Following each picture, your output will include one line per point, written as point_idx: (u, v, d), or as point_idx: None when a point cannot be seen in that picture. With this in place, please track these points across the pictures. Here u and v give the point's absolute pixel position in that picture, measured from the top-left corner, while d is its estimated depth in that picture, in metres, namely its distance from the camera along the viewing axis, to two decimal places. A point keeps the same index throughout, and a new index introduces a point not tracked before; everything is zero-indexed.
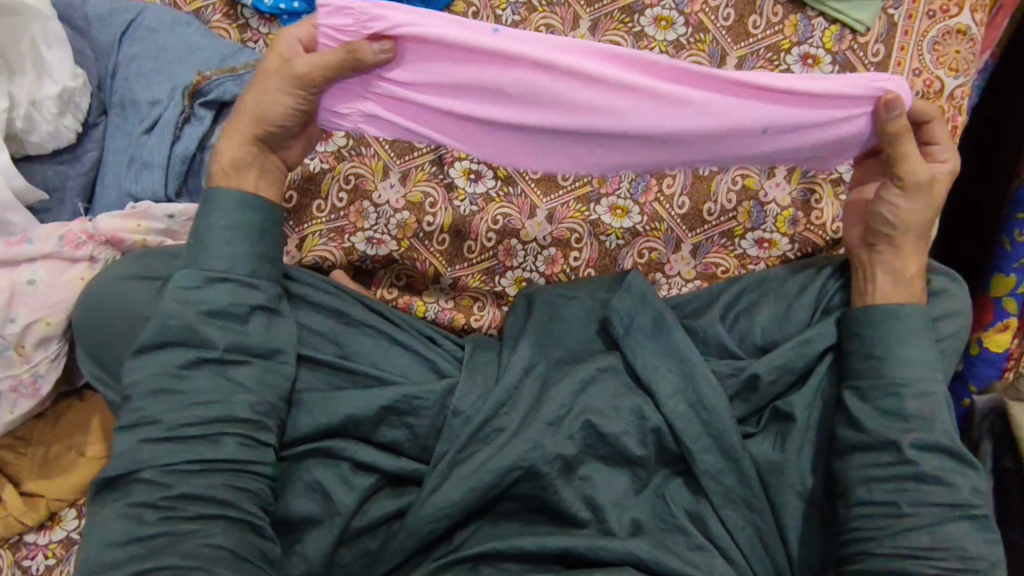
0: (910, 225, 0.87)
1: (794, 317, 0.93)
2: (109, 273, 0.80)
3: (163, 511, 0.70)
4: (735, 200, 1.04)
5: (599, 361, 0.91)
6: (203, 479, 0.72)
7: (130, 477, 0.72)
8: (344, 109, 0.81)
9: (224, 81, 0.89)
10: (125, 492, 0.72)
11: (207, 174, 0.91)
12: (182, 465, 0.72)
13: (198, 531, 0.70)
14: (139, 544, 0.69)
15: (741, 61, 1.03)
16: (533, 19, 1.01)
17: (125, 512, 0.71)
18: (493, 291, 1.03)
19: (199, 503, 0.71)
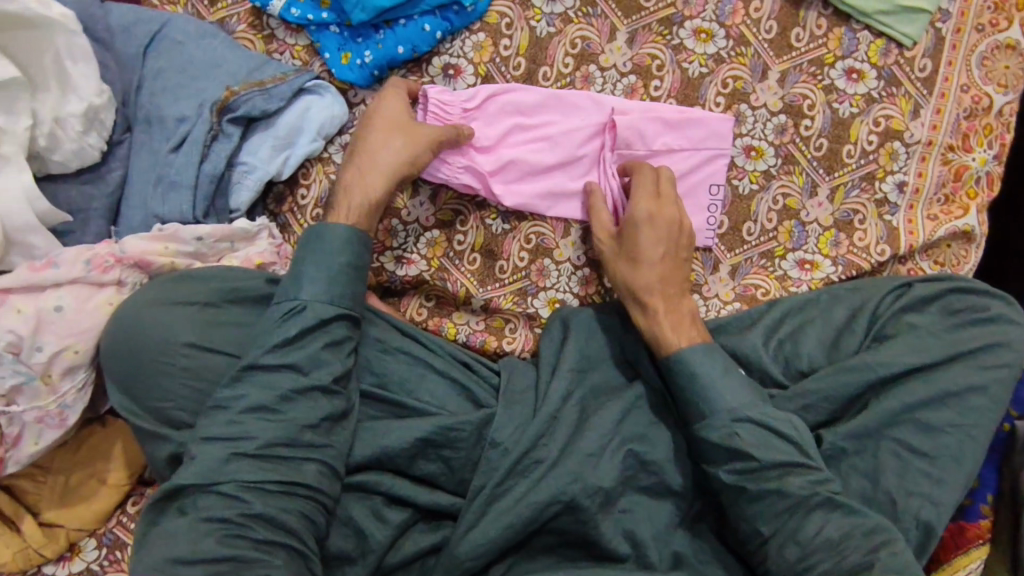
0: (631, 284, 0.89)
1: (844, 345, 0.88)
2: (140, 297, 0.76)
3: (234, 530, 0.66)
4: (776, 219, 1.01)
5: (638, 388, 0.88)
6: (279, 501, 0.68)
7: (205, 486, 0.68)
8: (444, 166, 0.95)
9: (252, 96, 0.87)
10: (193, 506, 0.68)
11: (234, 193, 0.88)
12: (265, 485, 0.68)
13: (262, 557, 0.66)
14: (199, 566, 0.64)
15: (784, 75, 1.00)
16: (568, 31, 0.98)
17: (195, 526, 0.66)
18: (525, 313, 0.99)
19: (270, 526, 0.67)
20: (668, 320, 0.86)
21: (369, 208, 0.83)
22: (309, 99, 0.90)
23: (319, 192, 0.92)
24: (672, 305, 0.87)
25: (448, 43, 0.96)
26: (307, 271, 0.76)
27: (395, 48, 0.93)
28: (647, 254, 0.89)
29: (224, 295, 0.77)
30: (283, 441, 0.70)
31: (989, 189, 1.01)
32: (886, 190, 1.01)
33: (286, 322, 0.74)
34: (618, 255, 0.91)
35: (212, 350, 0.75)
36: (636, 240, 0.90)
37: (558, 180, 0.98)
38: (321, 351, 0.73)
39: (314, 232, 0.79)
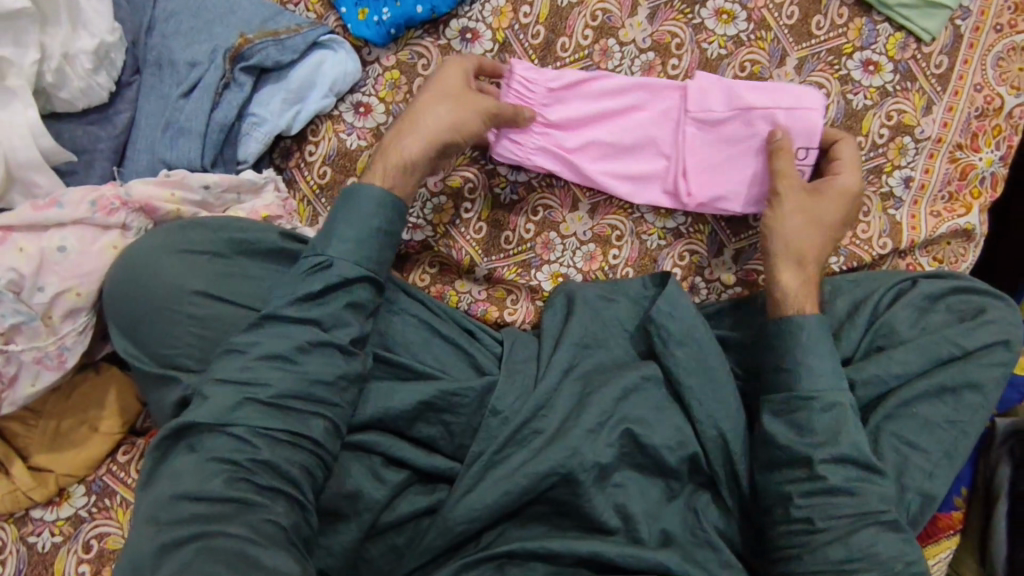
0: (796, 243, 0.87)
1: (845, 338, 0.89)
2: (151, 240, 0.75)
3: (240, 473, 0.66)
4: None
5: (638, 365, 0.88)
6: (285, 452, 0.68)
7: (216, 427, 0.68)
8: (519, 147, 0.95)
9: (266, 46, 0.85)
10: (202, 446, 0.68)
11: (242, 145, 0.87)
12: (275, 432, 0.68)
13: (265, 503, 0.66)
14: (202, 505, 0.64)
15: (801, 63, 0.99)
16: (589, 3, 0.96)
17: (202, 466, 0.66)
18: (528, 285, 0.99)
19: (274, 475, 0.67)
20: (801, 284, 0.85)
21: (403, 168, 0.82)
22: (322, 53, 0.88)
23: (327, 149, 0.93)
24: (808, 277, 0.86)
25: (468, 6, 0.95)
26: (340, 230, 0.76)
27: (414, 7, 0.90)
28: (821, 218, 0.88)
29: (233, 247, 0.76)
30: (297, 394, 0.70)
31: (993, 190, 1.02)
32: (893, 184, 1.02)
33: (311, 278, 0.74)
34: (791, 215, 0.88)
35: (218, 301, 0.74)
36: (823, 210, 0.88)
37: (632, 162, 0.98)
38: (339, 308, 0.74)
39: (351, 192, 0.79)
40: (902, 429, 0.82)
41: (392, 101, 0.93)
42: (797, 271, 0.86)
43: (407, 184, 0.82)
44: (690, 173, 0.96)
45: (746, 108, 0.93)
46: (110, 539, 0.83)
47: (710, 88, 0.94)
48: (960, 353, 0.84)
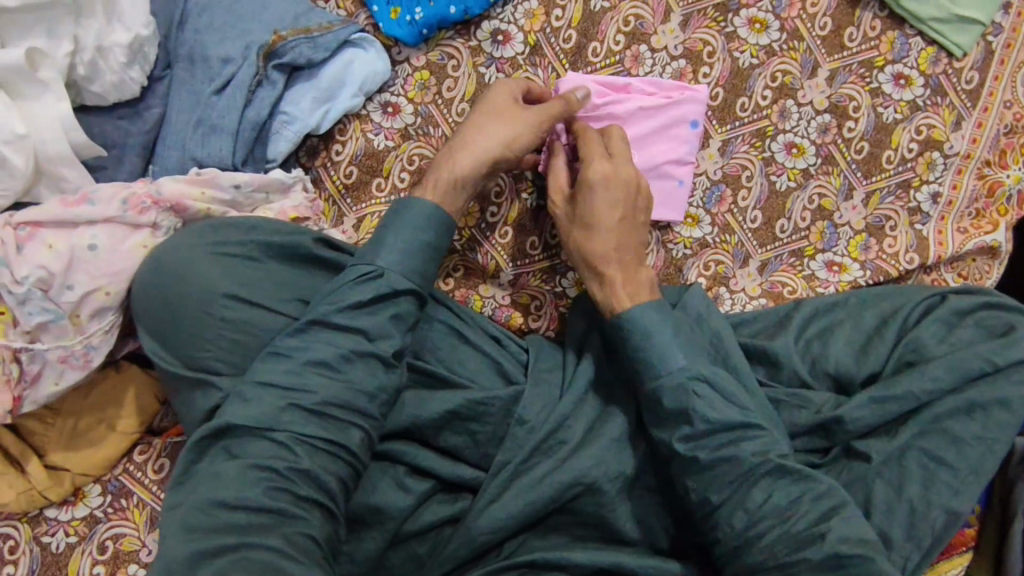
0: (585, 252, 0.86)
1: (873, 353, 0.88)
2: (190, 239, 0.73)
3: (278, 482, 0.65)
4: (809, 219, 1.01)
5: None
6: (324, 461, 0.67)
7: (256, 431, 0.66)
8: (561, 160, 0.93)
9: (298, 43, 0.84)
10: (241, 450, 0.66)
11: (272, 144, 0.85)
12: (314, 441, 0.67)
13: (301, 514, 0.65)
14: (239, 513, 0.64)
15: (833, 74, 0.99)
16: (622, 8, 0.96)
17: (242, 473, 0.65)
18: (553, 291, 0.98)
19: (311, 485, 0.66)
20: (622, 288, 0.83)
21: (453, 186, 0.82)
22: (353, 52, 0.88)
23: (354, 149, 0.92)
24: (631, 270, 0.85)
25: (500, 8, 0.94)
26: (389, 242, 0.76)
27: (447, 7, 0.89)
28: (594, 209, 0.86)
29: (266, 250, 0.75)
30: (338, 403, 0.69)
31: (1020, 208, 1.02)
32: (920, 200, 1.01)
33: (357, 289, 0.73)
34: (574, 220, 0.88)
35: (250, 305, 0.72)
36: (587, 207, 0.86)
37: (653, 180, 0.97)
38: (385, 320, 0.73)
39: (398, 206, 0.79)
40: (708, 408, 0.76)
41: (421, 102, 0.93)
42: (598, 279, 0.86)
43: (459, 201, 0.83)
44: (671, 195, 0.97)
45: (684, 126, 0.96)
46: (126, 540, 0.82)
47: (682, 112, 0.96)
48: (992, 370, 0.83)
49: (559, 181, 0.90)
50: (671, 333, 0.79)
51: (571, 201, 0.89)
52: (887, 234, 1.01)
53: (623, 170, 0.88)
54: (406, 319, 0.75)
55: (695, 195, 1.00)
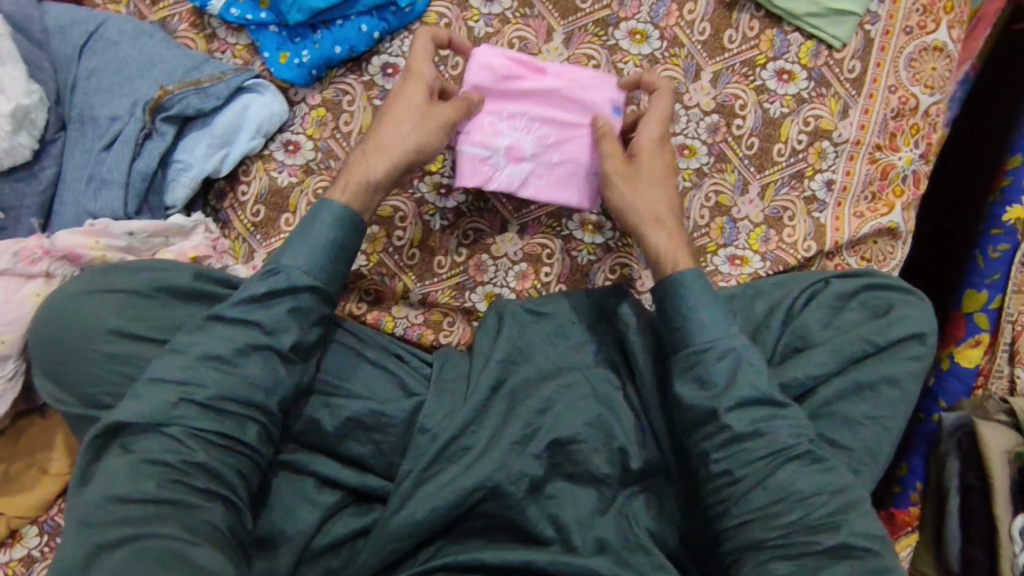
0: (654, 207, 0.90)
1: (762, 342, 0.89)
2: (78, 280, 0.79)
3: (174, 475, 0.70)
4: (708, 216, 1.04)
5: (567, 379, 0.92)
6: (220, 455, 0.72)
7: (150, 428, 0.71)
8: (472, 139, 0.95)
9: (187, 95, 0.90)
10: (133, 446, 0.71)
11: (169, 190, 0.92)
12: (208, 434, 0.72)
13: (200, 503, 0.69)
14: (138, 504, 0.68)
15: (716, 76, 1.03)
16: (506, 31, 1.00)
17: (136, 467, 0.69)
18: (463, 307, 1.03)
19: (208, 475, 0.71)
20: (681, 248, 0.88)
21: (365, 187, 0.85)
22: (248, 98, 0.94)
23: (258, 189, 0.98)
24: (679, 236, 0.90)
25: (387, 42, 0.98)
26: (297, 242, 0.80)
27: (333, 48, 0.94)
28: (651, 172, 0.92)
29: (152, 287, 0.79)
30: (233, 409, 0.73)
31: (915, 188, 1.04)
32: (814, 188, 1.04)
33: (261, 282, 0.79)
34: (638, 177, 0.91)
35: (136, 340, 0.77)
36: (653, 164, 0.92)
37: (554, 159, 0.97)
38: (287, 317, 0.77)
39: (314, 212, 0.83)
40: (754, 377, 0.79)
41: (320, 138, 0.98)
42: (663, 232, 0.90)
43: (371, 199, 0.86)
44: (572, 178, 0.97)
45: (586, 108, 0.97)
46: None
47: (587, 92, 0.97)
48: (875, 350, 0.86)
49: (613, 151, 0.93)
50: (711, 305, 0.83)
51: (626, 162, 0.92)
52: (785, 219, 1.04)
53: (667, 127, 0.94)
54: (308, 315, 0.79)
55: None
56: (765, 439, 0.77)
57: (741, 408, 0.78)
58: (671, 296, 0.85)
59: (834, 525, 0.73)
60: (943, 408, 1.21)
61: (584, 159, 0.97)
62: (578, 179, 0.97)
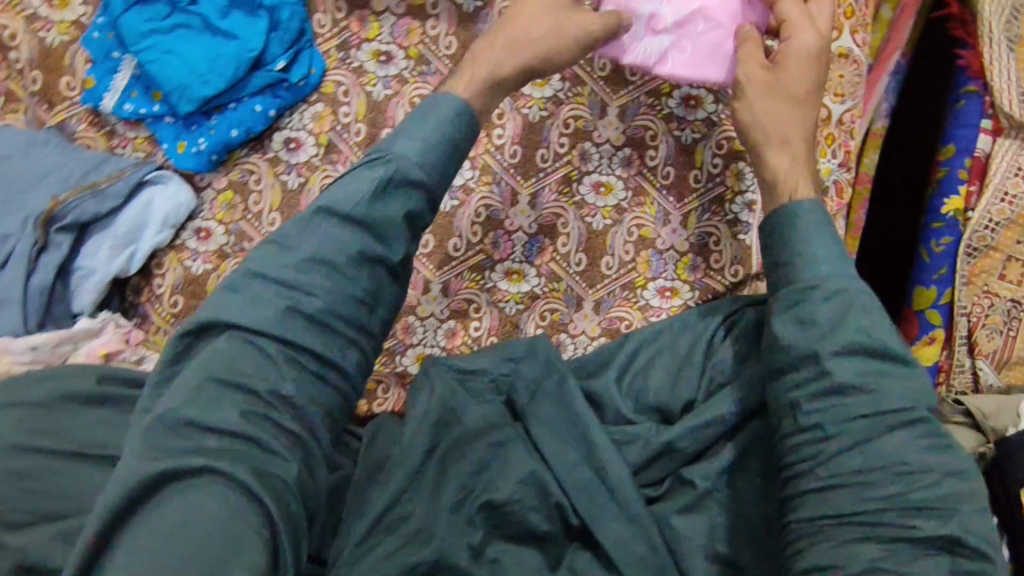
0: (784, 130, 0.89)
1: (685, 380, 0.93)
2: None
3: (258, 407, 0.67)
4: (632, 250, 1.03)
5: (498, 436, 0.92)
6: (310, 394, 0.70)
7: (245, 336, 0.70)
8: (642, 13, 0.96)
9: (82, 201, 0.91)
10: (216, 364, 0.69)
11: (76, 297, 0.92)
12: (302, 359, 0.71)
13: (276, 451, 0.66)
14: (215, 434, 0.65)
15: (623, 110, 1.02)
16: (405, 91, 0.98)
17: (211, 394, 0.67)
18: (395, 372, 1.02)
19: (293, 414, 0.69)
20: (801, 170, 0.86)
21: (487, 89, 0.88)
22: (150, 192, 0.94)
23: (173, 280, 0.97)
24: (805, 152, 0.89)
25: (288, 118, 0.98)
26: (413, 130, 0.81)
27: (229, 131, 0.94)
28: (788, 91, 0.90)
29: (55, 395, 0.82)
30: (302, 388, 0.70)
31: (837, 198, 1.02)
32: (736, 211, 1.02)
33: (368, 170, 0.78)
34: (755, 96, 0.90)
35: (37, 452, 0.77)
36: (786, 81, 0.90)
37: (678, 32, 0.95)
38: (283, 322, 0.71)
39: (430, 102, 0.84)
40: (808, 311, 0.76)
41: (230, 222, 0.98)
42: (787, 154, 0.88)
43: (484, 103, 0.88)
44: (704, 55, 0.95)
45: None
46: None
47: None
48: None
49: (751, 63, 0.91)
50: (834, 242, 0.79)
51: (754, 75, 0.91)
52: (709, 244, 1.03)
53: (821, 40, 0.91)
54: (419, 224, 0.80)
55: (515, 251, 1.02)
56: (869, 394, 0.71)
57: (852, 358, 0.72)
58: (791, 223, 0.81)
59: (946, 511, 0.66)
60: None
61: (725, 29, 0.95)
62: (710, 51, 0.95)
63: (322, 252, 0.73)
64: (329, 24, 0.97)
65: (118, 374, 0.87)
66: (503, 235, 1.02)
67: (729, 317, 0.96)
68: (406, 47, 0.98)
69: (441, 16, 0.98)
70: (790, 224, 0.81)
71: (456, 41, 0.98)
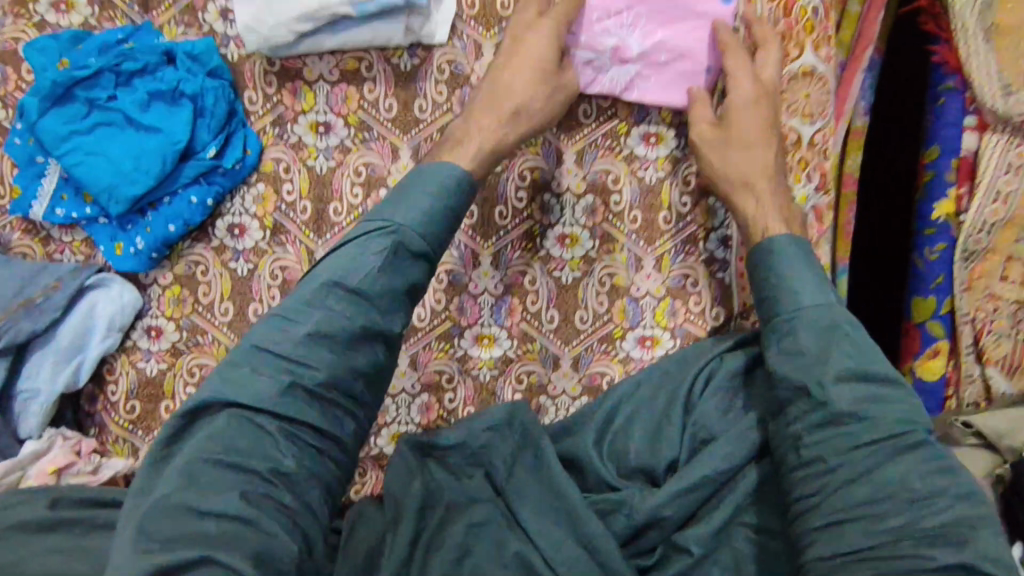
0: (749, 173, 0.89)
1: (667, 439, 0.87)
2: None
3: (257, 483, 0.67)
4: (606, 301, 0.97)
5: (479, 512, 0.85)
6: (309, 465, 0.70)
7: (243, 411, 0.69)
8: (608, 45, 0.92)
9: (16, 320, 0.87)
10: (216, 437, 0.68)
11: (21, 422, 0.88)
12: (300, 431, 0.70)
13: (275, 530, 0.66)
14: (212, 518, 0.65)
15: (580, 155, 0.96)
16: (349, 160, 0.93)
17: (212, 472, 0.67)
18: (371, 455, 0.98)
19: (291, 488, 0.69)
20: (775, 211, 0.86)
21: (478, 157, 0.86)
22: (92, 296, 0.90)
23: (127, 385, 0.93)
24: (779, 193, 0.89)
25: (229, 202, 0.93)
26: (408, 202, 0.78)
27: (166, 227, 0.90)
28: (742, 136, 0.90)
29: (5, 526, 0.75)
30: (296, 460, 0.69)
31: (819, 225, 0.98)
32: (710, 249, 0.96)
33: (371, 247, 0.76)
34: (717, 140, 0.90)
35: None
36: (744, 121, 0.90)
37: (647, 64, 0.93)
38: (288, 409, 0.70)
39: (427, 170, 0.81)
40: (805, 340, 0.75)
41: (180, 316, 0.93)
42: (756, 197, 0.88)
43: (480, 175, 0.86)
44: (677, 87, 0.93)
45: None
46: None
47: None
48: None
49: (703, 110, 0.92)
50: (813, 275, 0.78)
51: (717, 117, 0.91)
52: (685, 285, 0.97)
53: (764, 83, 0.91)
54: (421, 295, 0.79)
55: (482, 314, 0.97)
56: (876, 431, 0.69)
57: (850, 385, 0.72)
58: (768, 263, 0.81)
59: (958, 540, 0.64)
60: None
61: (695, 57, 0.93)
62: (684, 82, 0.93)
63: (327, 324, 0.72)
64: (261, 100, 0.93)
65: (76, 491, 0.81)
66: (469, 300, 0.97)
67: (708, 366, 0.90)
68: (345, 114, 0.93)
69: (377, 78, 0.93)
70: (770, 261, 0.81)
71: (396, 103, 0.93)
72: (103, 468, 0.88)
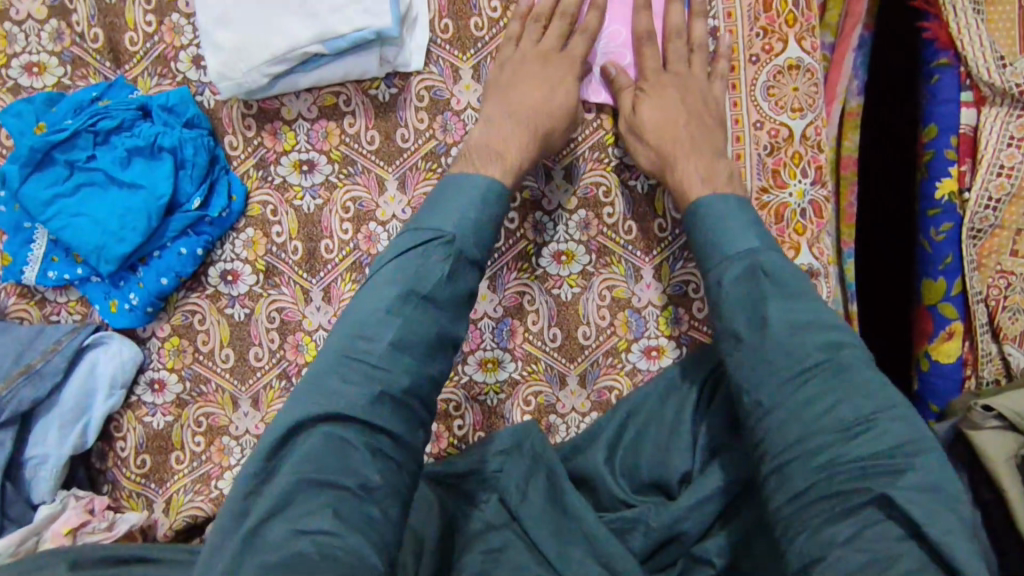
0: (673, 151, 0.87)
1: (676, 450, 0.86)
2: None
3: (349, 500, 0.66)
4: (608, 314, 0.95)
5: (495, 542, 0.84)
6: (391, 482, 0.69)
7: (331, 427, 0.68)
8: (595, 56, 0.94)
9: (17, 389, 0.86)
10: (307, 453, 0.67)
11: (33, 488, 0.87)
12: (384, 451, 0.69)
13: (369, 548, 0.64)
14: (307, 540, 0.63)
15: (569, 170, 0.95)
16: (336, 197, 0.92)
17: (304, 490, 0.65)
18: None
19: (379, 503, 0.67)
20: (700, 184, 0.85)
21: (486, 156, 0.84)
22: (93, 354, 0.90)
23: (135, 440, 0.93)
24: (704, 157, 0.87)
25: (220, 249, 0.93)
26: (457, 207, 0.78)
27: (158, 280, 0.89)
28: (653, 120, 0.88)
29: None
30: (375, 480, 0.68)
31: (818, 219, 0.94)
32: None
33: (432, 255, 0.76)
34: (639, 124, 0.89)
35: None
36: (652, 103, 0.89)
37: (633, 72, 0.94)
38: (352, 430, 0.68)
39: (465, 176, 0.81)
40: (785, 333, 0.71)
41: (182, 367, 0.93)
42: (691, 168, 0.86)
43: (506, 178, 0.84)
44: None
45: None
46: None
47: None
48: None
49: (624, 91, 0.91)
50: (737, 226, 0.78)
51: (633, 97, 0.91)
52: (680, 290, 0.94)
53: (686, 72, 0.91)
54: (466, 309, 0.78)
55: (484, 338, 0.96)
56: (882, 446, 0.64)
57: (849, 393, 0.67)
58: (700, 221, 0.81)
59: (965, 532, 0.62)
60: (934, 414, 1.10)
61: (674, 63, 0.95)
62: None
63: (399, 341, 0.72)
64: (243, 145, 0.93)
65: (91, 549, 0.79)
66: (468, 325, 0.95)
67: (713, 375, 0.88)
68: (327, 151, 0.92)
69: (356, 111, 0.92)
70: (701, 223, 0.81)
71: (377, 135, 0.92)
72: (118, 524, 0.87)
